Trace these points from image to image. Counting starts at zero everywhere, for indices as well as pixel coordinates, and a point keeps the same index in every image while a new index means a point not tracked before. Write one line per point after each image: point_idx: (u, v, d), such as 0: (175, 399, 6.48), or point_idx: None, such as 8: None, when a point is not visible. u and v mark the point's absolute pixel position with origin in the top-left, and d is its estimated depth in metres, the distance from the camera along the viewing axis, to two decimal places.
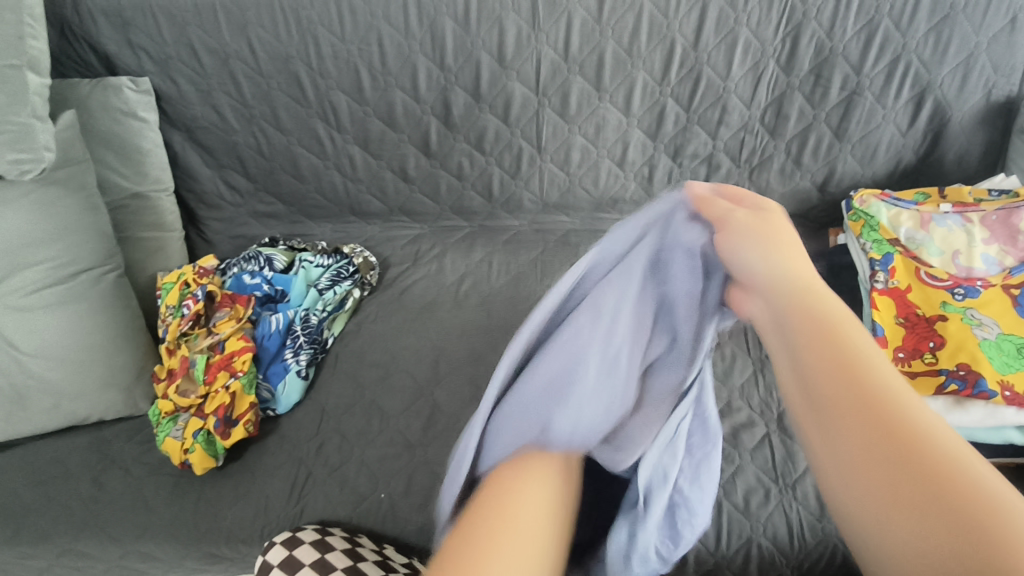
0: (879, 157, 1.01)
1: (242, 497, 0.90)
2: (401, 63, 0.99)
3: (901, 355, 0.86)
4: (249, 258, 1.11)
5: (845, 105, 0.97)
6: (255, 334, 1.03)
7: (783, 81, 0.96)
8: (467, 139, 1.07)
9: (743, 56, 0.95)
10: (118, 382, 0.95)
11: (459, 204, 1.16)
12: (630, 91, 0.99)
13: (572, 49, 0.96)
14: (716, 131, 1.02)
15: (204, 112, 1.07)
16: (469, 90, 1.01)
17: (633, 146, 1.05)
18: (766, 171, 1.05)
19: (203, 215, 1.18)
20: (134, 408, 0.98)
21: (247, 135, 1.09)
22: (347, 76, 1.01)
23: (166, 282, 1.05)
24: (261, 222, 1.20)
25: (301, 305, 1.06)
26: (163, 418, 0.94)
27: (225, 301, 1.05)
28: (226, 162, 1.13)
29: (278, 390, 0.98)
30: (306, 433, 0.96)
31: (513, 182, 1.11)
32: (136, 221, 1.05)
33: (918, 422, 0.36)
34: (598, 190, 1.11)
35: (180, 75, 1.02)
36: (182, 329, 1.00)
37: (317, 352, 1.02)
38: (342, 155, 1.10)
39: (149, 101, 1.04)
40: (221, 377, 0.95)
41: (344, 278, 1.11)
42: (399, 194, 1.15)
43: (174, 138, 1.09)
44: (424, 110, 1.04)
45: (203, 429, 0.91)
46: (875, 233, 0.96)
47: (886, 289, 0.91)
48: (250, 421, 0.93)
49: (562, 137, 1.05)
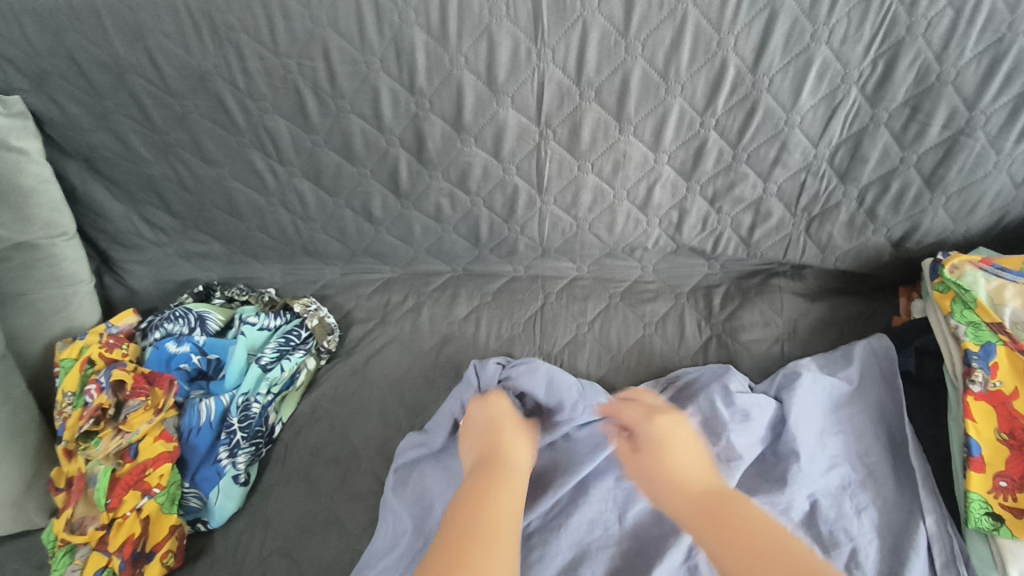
0: (979, 212, 0.77)
1: None
2: (358, 83, 0.74)
3: (1003, 486, 0.68)
4: (174, 316, 0.89)
5: (946, 147, 0.73)
6: (180, 427, 0.81)
7: (865, 114, 0.72)
8: (448, 176, 0.82)
9: (816, 81, 0.70)
10: (6, 497, 0.75)
11: (439, 246, 0.93)
12: (661, 123, 0.75)
13: (587, 70, 0.71)
14: (770, 171, 0.78)
15: (103, 139, 0.82)
16: (449, 118, 0.76)
17: (660, 187, 0.82)
18: (828, 222, 0.82)
19: (118, 257, 0.94)
20: (29, 523, 0.77)
21: (165, 166, 0.84)
22: (287, 97, 0.76)
23: (63, 359, 0.82)
24: (194, 263, 0.96)
25: (238, 388, 0.84)
26: (57, 552, 0.72)
27: (139, 385, 0.81)
28: (142, 196, 0.89)
29: (210, 499, 0.77)
30: (246, 558, 0.76)
31: (506, 226, 0.88)
32: (23, 278, 0.82)
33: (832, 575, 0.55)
34: (613, 237, 0.89)
35: (63, 93, 0.77)
36: (83, 427, 0.77)
37: (261, 447, 0.82)
38: (289, 191, 0.86)
39: (26, 125, 0.78)
40: (129, 497, 0.73)
41: (295, 346, 0.88)
42: (363, 236, 0.92)
43: (71, 168, 0.85)
44: (390, 140, 0.79)
45: (106, 569, 0.69)
46: (969, 311, 0.75)
47: (985, 392, 0.72)
48: (169, 553, 0.73)
49: (569, 175, 0.81)
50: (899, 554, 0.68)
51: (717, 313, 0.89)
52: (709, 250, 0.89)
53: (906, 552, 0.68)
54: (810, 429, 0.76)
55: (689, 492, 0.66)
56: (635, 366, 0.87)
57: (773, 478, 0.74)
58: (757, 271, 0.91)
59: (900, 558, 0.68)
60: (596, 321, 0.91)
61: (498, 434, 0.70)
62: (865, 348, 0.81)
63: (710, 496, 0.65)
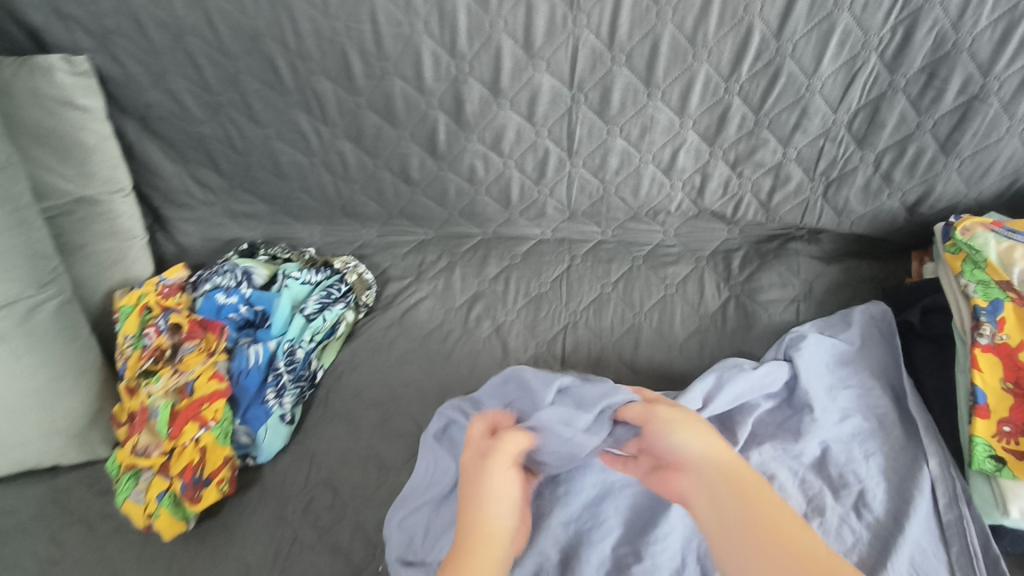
0: (991, 177, 0.81)
1: (217, 565, 0.78)
2: (402, 46, 0.79)
3: (1006, 430, 0.72)
4: (222, 271, 0.94)
5: (961, 112, 0.76)
6: (230, 369, 0.87)
7: (884, 80, 0.76)
8: (483, 139, 0.87)
9: (837, 48, 0.74)
10: (72, 429, 0.83)
11: (471, 208, 0.98)
12: (687, 88, 0.79)
13: (619, 35, 0.75)
14: (790, 137, 0.82)
15: (160, 99, 0.87)
16: (487, 81, 0.81)
17: (684, 152, 0.86)
18: (845, 187, 0.86)
19: (170, 215, 1.00)
20: (93, 453, 0.86)
21: (216, 127, 0.90)
22: (334, 60, 0.81)
23: (122, 305, 0.89)
24: (240, 222, 1.02)
25: (284, 335, 0.90)
26: (123, 475, 0.79)
27: (193, 329, 0.88)
28: (193, 156, 0.94)
29: (258, 436, 0.84)
30: (294, 486, 0.84)
31: (536, 189, 0.93)
32: (85, 230, 0.88)
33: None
34: (638, 200, 0.93)
35: (125, 53, 0.83)
36: (143, 366, 0.84)
37: (305, 390, 0.89)
38: (331, 152, 0.92)
39: (90, 84, 0.83)
40: (188, 429, 0.79)
41: (336, 299, 0.94)
42: (400, 197, 0.97)
43: (129, 128, 0.90)
44: (430, 103, 0.84)
45: (168, 491, 0.77)
46: (979, 271, 0.79)
47: (992, 345, 0.75)
48: (224, 480, 0.80)
49: (598, 138, 0.85)
50: (905, 495, 0.73)
51: (735, 275, 0.94)
52: (729, 215, 0.93)
53: (911, 492, 0.73)
54: (820, 385, 0.81)
55: (733, 472, 0.62)
56: (657, 323, 0.92)
57: (787, 427, 0.80)
58: (775, 236, 0.95)
59: (906, 498, 0.73)
60: (620, 282, 0.95)
61: (485, 468, 0.67)
62: (865, 313, 0.85)
63: (749, 486, 0.61)
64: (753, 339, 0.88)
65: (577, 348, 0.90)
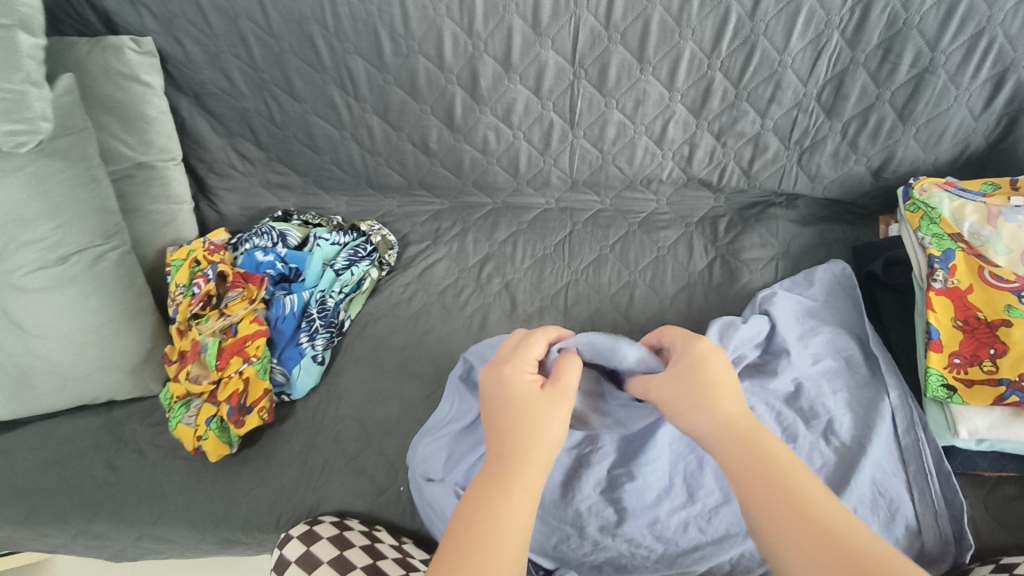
0: (945, 143, 0.92)
1: (259, 484, 0.87)
2: (426, 27, 0.90)
3: (956, 362, 0.81)
4: (260, 232, 1.05)
5: (914, 83, 0.87)
6: (268, 316, 0.97)
7: (846, 55, 0.87)
8: (495, 111, 0.98)
9: (804, 27, 0.85)
10: (129, 364, 0.92)
11: (483, 178, 1.09)
12: (675, 64, 0.90)
13: (615, 16, 0.87)
14: (766, 109, 0.93)
15: (213, 77, 0.99)
16: (499, 58, 0.92)
17: (674, 123, 0.97)
18: (817, 154, 0.97)
19: (213, 184, 1.11)
20: (146, 389, 0.95)
21: (259, 102, 1.02)
22: (366, 40, 0.93)
23: (175, 260, 0.99)
24: (275, 192, 1.13)
25: (316, 287, 1.01)
26: (175, 403, 0.89)
27: (236, 281, 1.00)
28: (237, 130, 1.06)
29: (293, 374, 0.93)
30: (324, 420, 0.93)
31: (542, 158, 1.04)
32: (142, 192, 0.99)
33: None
34: (633, 169, 1.04)
35: (185, 35, 0.95)
36: (192, 310, 0.95)
37: (334, 336, 0.99)
38: (360, 125, 1.03)
39: (153, 63, 0.96)
40: (233, 362, 0.90)
41: (362, 257, 1.05)
42: (419, 168, 1.08)
43: (182, 103, 1.02)
44: (449, 78, 0.95)
45: (216, 415, 0.87)
46: (935, 226, 0.89)
47: (944, 289, 0.85)
48: (265, 409, 0.89)
49: (597, 110, 0.96)
50: (869, 420, 0.82)
51: (721, 237, 1.04)
52: (715, 182, 1.04)
53: (874, 418, 0.82)
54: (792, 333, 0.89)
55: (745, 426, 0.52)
56: (650, 279, 1.02)
57: (765, 368, 0.88)
58: (756, 203, 1.06)
59: (869, 424, 0.82)
60: (617, 244, 1.05)
61: (506, 412, 0.55)
62: (827, 272, 0.95)
63: (758, 437, 0.51)
64: (737, 291, 0.98)
65: (579, 300, 1.01)
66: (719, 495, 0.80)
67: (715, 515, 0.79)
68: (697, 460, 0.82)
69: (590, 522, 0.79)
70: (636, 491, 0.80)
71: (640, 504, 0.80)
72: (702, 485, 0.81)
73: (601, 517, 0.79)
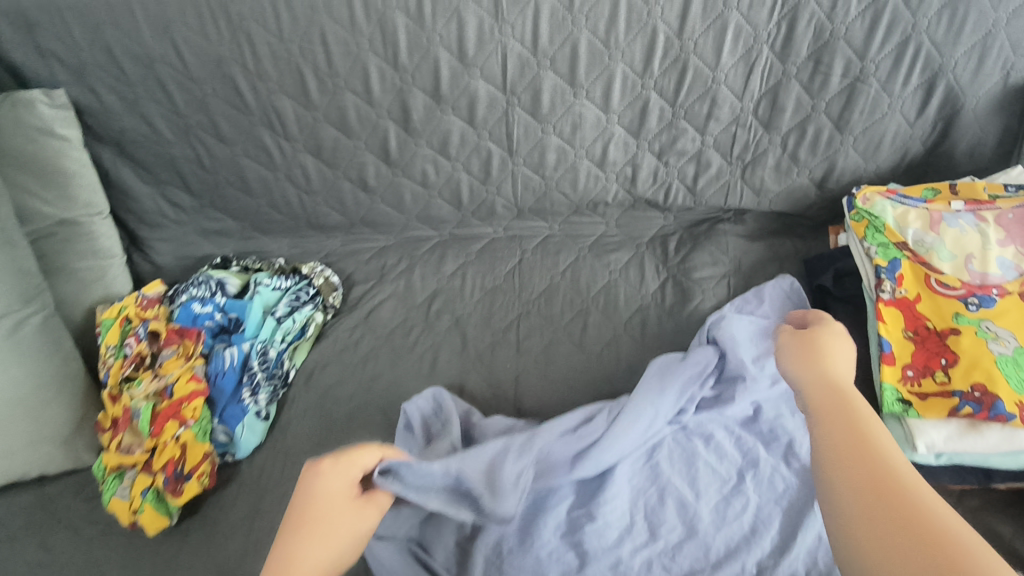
0: (884, 150, 0.91)
1: (202, 555, 0.82)
2: (349, 63, 0.87)
3: (910, 374, 0.80)
4: (197, 283, 1.01)
5: (848, 93, 0.86)
6: (207, 372, 0.92)
7: (778, 69, 0.86)
8: (430, 143, 0.96)
9: (733, 42, 0.84)
10: (59, 435, 0.87)
11: (427, 212, 1.06)
12: (609, 86, 0.88)
13: (542, 41, 0.85)
14: (705, 125, 0.92)
15: (134, 124, 0.95)
16: (428, 90, 0.90)
17: (614, 145, 0.95)
18: (759, 168, 0.95)
19: (145, 236, 1.07)
20: (79, 460, 0.90)
21: (185, 147, 0.98)
22: (290, 79, 0.90)
23: (104, 319, 0.95)
24: (211, 239, 1.09)
25: (257, 337, 0.96)
26: (108, 475, 0.84)
27: (171, 337, 0.94)
28: (165, 178, 1.01)
29: (235, 433, 0.89)
30: (270, 479, 0.88)
31: (484, 188, 1.01)
32: (67, 250, 0.95)
33: (965, 535, 0.34)
34: (578, 193, 1.02)
35: (100, 83, 0.90)
36: (124, 372, 0.90)
37: (277, 388, 0.95)
38: (294, 166, 0.99)
39: (68, 116, 0.91)
40: (169, 427, 0.85)
41: (304, 301, 1.01)
42: (360, 205, 1.05)
43: (103, 154, 0.98)
44: (379, 113, 0.92)
45: (151, 486, 0.82)
46: (880, 235, 0.88)
47: (893, 299, 0.84)
48: (205, 474, 0.85)
49: (534, 137, 0.94)
50: None
51: (672, 257, 1.02)
52: (662, 201, 1.02)
53: None
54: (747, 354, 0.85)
55: None
56: (603, 304, 0.99)
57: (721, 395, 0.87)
58: (704, 220, 1.05)
59: None
60: (568, 271, 1.03)
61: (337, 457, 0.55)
62: (776, 289, 0.92)
63: None
64: (690, 313, 0.96)
65: (531, 332, 0.97)
66: (681, 531, 0.75)
67: (680, 552, 0.73)
68: (658, 493, 0.78)
69: (551, 569, 0.71)
70: (598, 534, 0.74)
71: (602, 545, 0.74)
72: (663, 520, 0.76)
73: (562, 563, 0.72)
